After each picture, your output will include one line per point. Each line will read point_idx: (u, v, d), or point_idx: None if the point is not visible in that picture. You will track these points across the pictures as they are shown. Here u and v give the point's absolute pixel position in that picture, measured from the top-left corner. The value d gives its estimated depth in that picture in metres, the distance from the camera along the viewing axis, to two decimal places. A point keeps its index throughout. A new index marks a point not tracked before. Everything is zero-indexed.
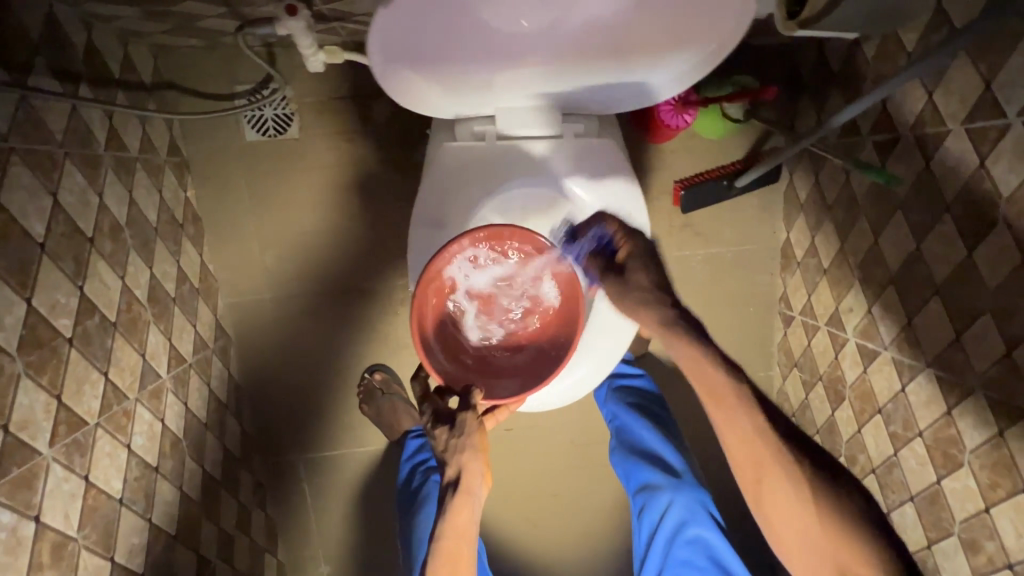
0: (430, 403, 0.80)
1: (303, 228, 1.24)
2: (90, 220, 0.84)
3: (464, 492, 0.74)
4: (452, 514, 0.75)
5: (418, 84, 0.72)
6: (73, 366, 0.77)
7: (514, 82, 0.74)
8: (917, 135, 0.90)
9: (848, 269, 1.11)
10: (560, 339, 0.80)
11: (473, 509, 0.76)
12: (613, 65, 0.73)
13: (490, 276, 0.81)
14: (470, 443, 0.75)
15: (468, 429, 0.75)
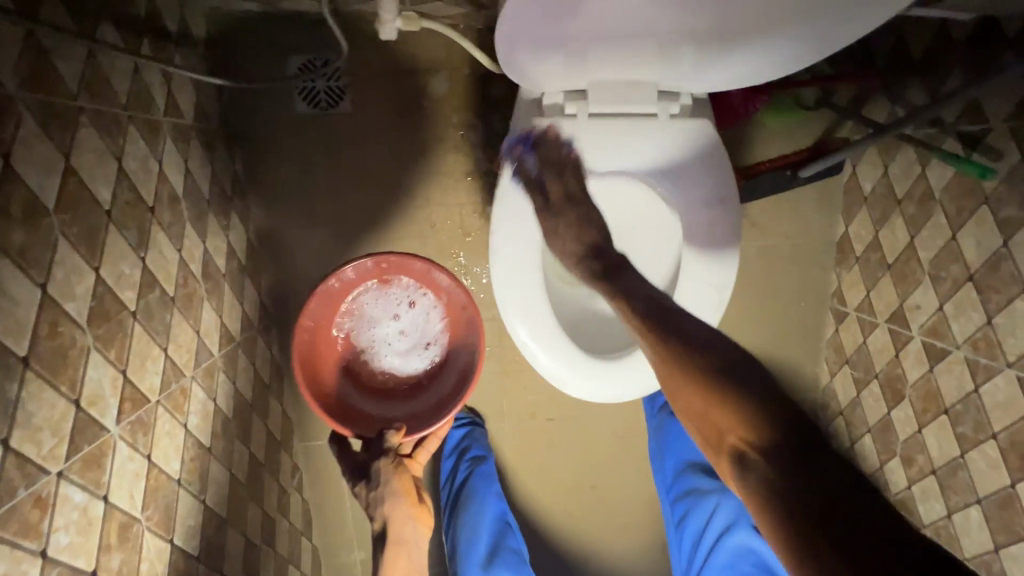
0: (352, 463, 0.94)
1: (350, 206, 1.20)
2: (151, 189, 0.80)
3: (393, 541, 0.87)
4: (388, 564, 0.87)
5: (519, 55, 0.70)
6: (137, 340, 0.74)
7: (625, 56, 0.71)
8: (1014, 127, 0.86)
9: (917, 265, 1.07)
10: (459, 358, 1.01)
11: (408, 553, 0.88)
12: (735, 44, 0.70)
13: (386, 326, 1.04)
14: (392, 496, 0.88)
15: (384, 476, 0.89)
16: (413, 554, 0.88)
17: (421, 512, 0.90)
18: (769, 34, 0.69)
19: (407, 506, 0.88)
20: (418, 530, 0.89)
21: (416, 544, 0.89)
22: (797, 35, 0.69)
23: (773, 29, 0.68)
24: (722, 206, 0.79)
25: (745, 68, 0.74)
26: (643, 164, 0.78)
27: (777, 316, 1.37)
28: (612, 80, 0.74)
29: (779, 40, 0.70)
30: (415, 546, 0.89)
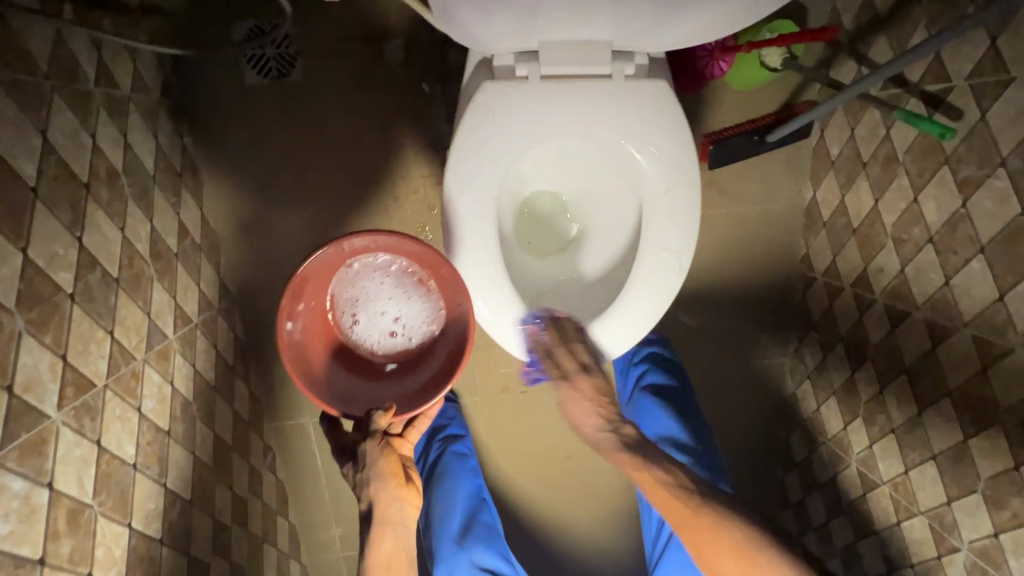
0: (335, 440, 0.85)
1: (309, 181, 1.16)
2: (85, 164, 0.76)
3: (380, 520, 0.80)
4: (374, 545, 0.80)
5: (464, 15, 0.67)
6: (77, 324, 0.71)
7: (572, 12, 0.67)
8: (973, 85, 0.85)
9: (881, 228, 1.08)
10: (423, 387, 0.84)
11: (395, 532, 0.82)
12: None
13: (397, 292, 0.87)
14: (379, 479, 0.80)
15: (371, 459, 0.80)
16: (399, 532, 0.83)
17: (409, 493, 0.83)
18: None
19: (394, 487, 0.81)
20: (404, 510, 0.83)
21: (402, 525, 0.83)
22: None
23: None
24: (680, 169, 0.77)
25: (705, 21, 0.71)
26: (603, 127, 0.76)
27: (747, 283, 1.37)
28: (565, 39, 0.71)
29: None
30: (401, 526, 0.83)
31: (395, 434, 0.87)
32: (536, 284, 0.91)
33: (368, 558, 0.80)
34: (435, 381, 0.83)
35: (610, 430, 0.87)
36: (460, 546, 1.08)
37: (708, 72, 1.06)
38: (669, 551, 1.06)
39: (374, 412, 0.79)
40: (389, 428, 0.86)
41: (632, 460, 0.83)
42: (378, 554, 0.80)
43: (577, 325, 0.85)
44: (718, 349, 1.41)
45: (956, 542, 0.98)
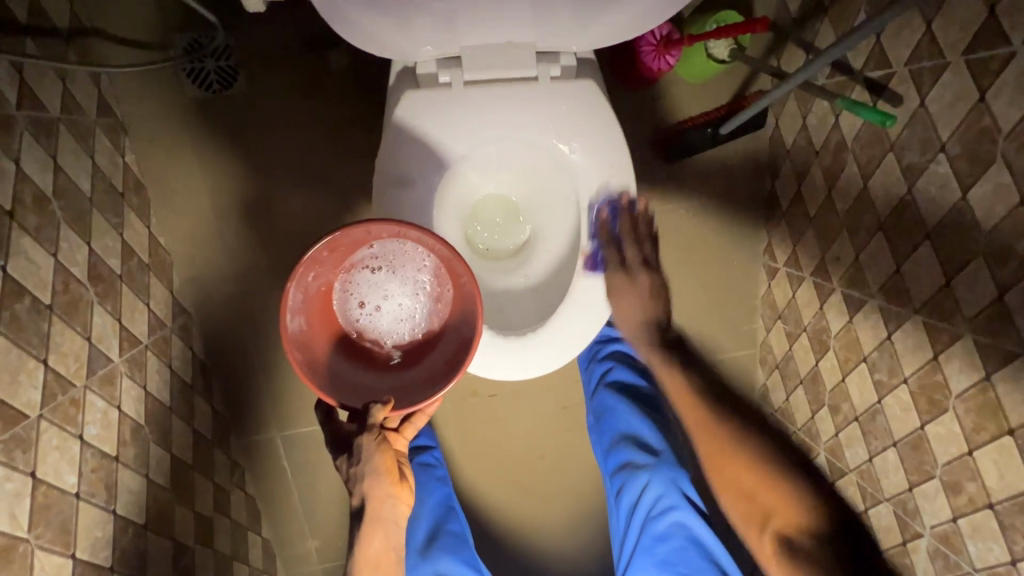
0: (333, 429, 0.83)
1: (260, 193, 1.14)
2: (8, 191, 0.74)
3: (371, 518, 0.79)
4: (363, 542, 0.79)
5: (376, 25, 0.65)
6: (4, 355, 0.69)
7: (486, 18, 0.66)
8: (912, 70, 0.85)
9: (835, 217, 1.07)
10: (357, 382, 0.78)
11: (387, 531, 0.81)
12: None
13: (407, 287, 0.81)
14: (373, 474, 0.78)
15: (366, 454, 0.77)
16: (390, 530, 0.81)
17: (402, 492, 0.81)
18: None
19: (388, 484, 0.79)
20: (398, 508, 0.81)
21: (394, 523, 0.81)
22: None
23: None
24: (613, 169, 0.78)
25: (626, 19, 0.69)
26: (533, 130, 0.76)
27: (713, 275, 1.37)
28: (484, 44, 0.70)
29: None
30: (394, 523, 0.81)
31: (390, 430, 0.82)
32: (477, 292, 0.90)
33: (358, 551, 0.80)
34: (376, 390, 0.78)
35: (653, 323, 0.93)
36: (424, 558, 1.08)
37: (656, 67, 1.06)
38: (635, 557, 1.05)
39: (370, 406, 0.73)
40: (384, 422, 0.83)
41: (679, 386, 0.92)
42: (367, 548, 0.79)
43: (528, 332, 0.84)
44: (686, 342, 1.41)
45: (920, 528, 0.98)
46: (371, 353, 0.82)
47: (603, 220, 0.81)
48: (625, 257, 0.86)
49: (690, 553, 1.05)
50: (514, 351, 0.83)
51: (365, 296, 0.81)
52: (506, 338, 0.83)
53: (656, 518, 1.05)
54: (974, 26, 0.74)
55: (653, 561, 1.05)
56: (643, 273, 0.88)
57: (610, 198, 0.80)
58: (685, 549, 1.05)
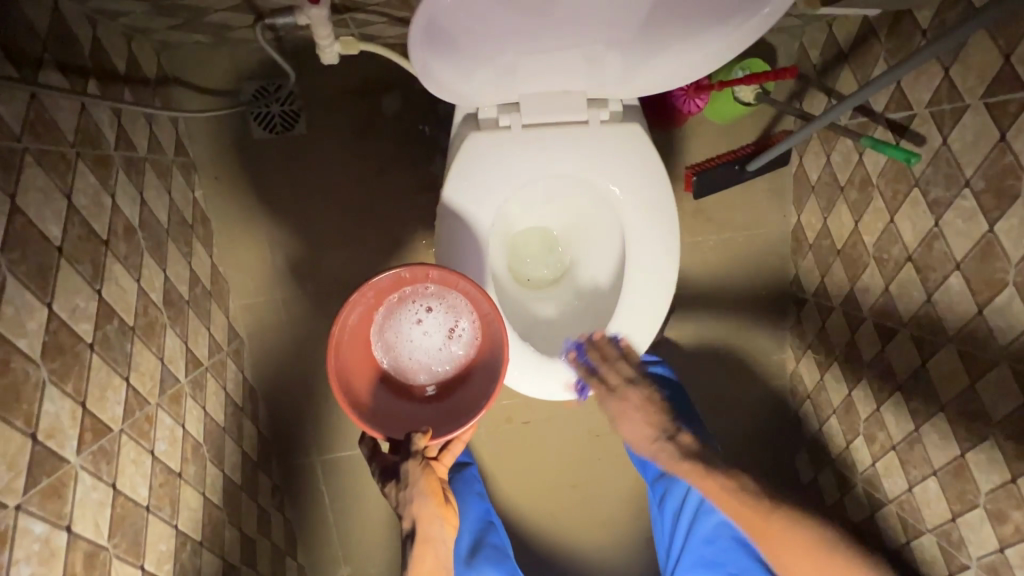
0: (379, 461, 0.83)
1: (313, 225, 1.22)
2: (105, 223, 0.82)
3: (421, 541, 0.78)
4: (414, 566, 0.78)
5: (450, 80, 0.72)
6: (96, 371, 0.75)
7: (546, 73, 0.74)
8: (933, 112, 0.91)
9: (863, 249, 1.12)
10: (355, 355, 0.79)
11: (437, 553, 0.79)
12: (644, 53, 0.73)
13: (441, 336, 0.84)
14: (420, 495, 0.77)
15: (413, 477, 0.76)
16: (441, 551, 0.79)
17: (447, 511, 0.80)
18: (688, 39, 0.71)
19: (435, 505, 0.78)
20: (445, 528, 0.80)
21: (442, 541, 0.80)
22: (716, 39, 0.71)
23: (694, 35, 0.71)
24: (658, 206, 0.85)
25: (670, 73, 0.77)
26: (588, 172, 0.82)
27: (740, 305, 1.40)
28: (543, 92, 0.77)
29: (687, 50, 0.73)
30: (442, 544, 0.80)
31: (431, 458, 0.83)
32: (522, 314, 0.95)
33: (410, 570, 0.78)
34: (361, 374, 0.80)
35: (667, 437, 0.86)
36: (468, 566, 1.08)
37: (686, 109, 1.15)
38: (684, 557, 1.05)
39: (413, 434, 0.75)
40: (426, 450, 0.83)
41: (692, 468, 0.81)
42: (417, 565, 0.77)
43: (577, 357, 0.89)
44: (714, 372, 1.43)
45: (966, 559, 0.97)
46: (380, 346, 0.83)
47: (585, 362, 0.89)
48: (613, 386, 0.88)
49: (738, 552, 1.03)
50: (562, 374, 0.87)
51: (421, 311, 0.83)
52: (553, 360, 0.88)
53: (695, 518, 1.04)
54: (991, 72, 0.80)
55: (700, 560, 1.05)
56: (630, 390, 0.89)
57: (581, 345, 0.90)
58: (732, 549, 1.03)
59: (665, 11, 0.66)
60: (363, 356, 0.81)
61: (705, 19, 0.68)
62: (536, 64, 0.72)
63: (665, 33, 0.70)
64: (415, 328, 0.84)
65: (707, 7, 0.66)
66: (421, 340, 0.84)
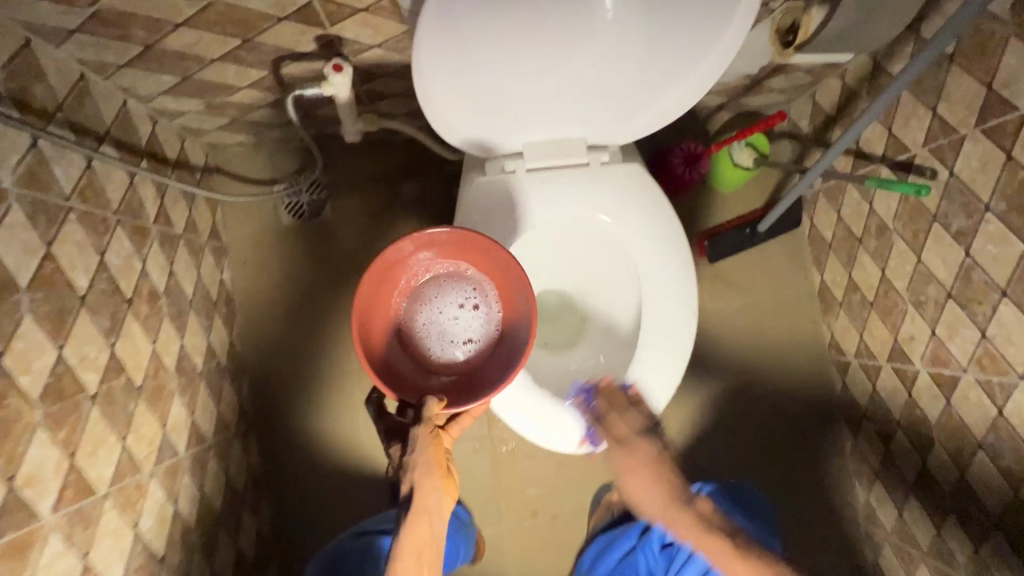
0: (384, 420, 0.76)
1: (335, 302, 1.25)
2: (131, 284, 0.85)
3: (417, 512, 0.67)
4: (409, 529, 0.66)
5: (441, 106, 0.74)
6: (92, 425, 0.72)
7: (544, 110, 0.78)
8: (932, 148, 0.92)
9: (898, 296, 1.06)
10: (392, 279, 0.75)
11: (434, 527, 0.68)
12: (633, 84, 0.76)
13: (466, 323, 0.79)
14: (421, 466, 0.67)
15: (421, 442, 0.67)
16: (437, 526, 0.68)
17: (447, 487, 0.70)
18: (669, 70, 0.74)
19: (438, 480, 0.68)
20: (445, 502, 0.69)
21: (438, 518, 0.68)
22: (691, 74, 0.74)
23: (675, 67, 0.73)
24: (667, 238, 0.83)
25: (663, 105, 0.78)
26: (579, 202, 0.82)
27: (777, 375, 1.30)
28: (543, 138, 0.82)
29: (673, 77, 0.75)
30: (438, 520, 0.68)
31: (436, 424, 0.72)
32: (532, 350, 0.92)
33: (399, 549, 0.66)
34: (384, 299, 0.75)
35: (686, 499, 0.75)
36: None
37: (689, 176, 1.20)
38: None
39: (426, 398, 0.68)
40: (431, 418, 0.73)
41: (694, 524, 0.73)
42: (410, 541, 0.66)
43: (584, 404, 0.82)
44: (763, 453, 1.28)
45: None
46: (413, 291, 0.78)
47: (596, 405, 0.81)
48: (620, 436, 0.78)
49: None
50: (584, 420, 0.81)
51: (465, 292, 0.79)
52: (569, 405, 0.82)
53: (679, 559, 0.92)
54: (978, 102, 0.83)
55: None
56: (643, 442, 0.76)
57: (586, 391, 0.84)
58: None
59: (639, 38, 0.70)
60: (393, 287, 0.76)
61: (678, 49, 0.71)
62: (523, 91, 0.75)
63: (642, 65, 0.74)
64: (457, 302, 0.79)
65: (677, 35, 0.70)
66: (451, 315, 0.79)
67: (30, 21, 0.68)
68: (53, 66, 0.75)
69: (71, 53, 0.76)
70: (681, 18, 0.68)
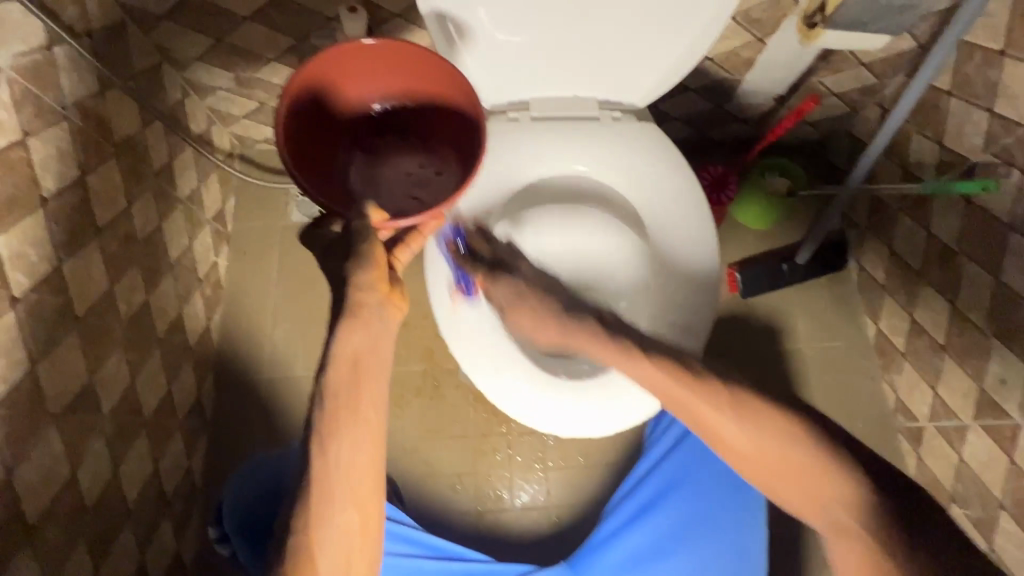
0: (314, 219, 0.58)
1: (328, 303, 1.16)
2: (108, 215, 0.81)
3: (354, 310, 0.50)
4: (345, 331, 0.50)
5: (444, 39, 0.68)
6: (1, 330, 0.62)
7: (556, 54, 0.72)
8: (997, 151, 0.82)
9: (977, 333, 0.88)
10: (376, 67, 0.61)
11: (378, 330, 0.51)
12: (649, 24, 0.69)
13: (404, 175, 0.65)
14: (357, 264, 0.51)
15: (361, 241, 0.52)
16: (377, 330, 0.51)
17: (393, 296, 0.53)
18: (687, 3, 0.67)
19: (377, 285, 0.51)
20: (389, 310, 0.53)
21: (383, 330, 0.52)
22: (688, 27, 0.69)
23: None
24: (678, 198, 0.76)
25: (683, 47, 0.71)
26: (560, 154, 0.76)
27: None
28: (554, 92, 0.76)
29: (693, 11, 0.67)
30: (381, 323, 0.52)
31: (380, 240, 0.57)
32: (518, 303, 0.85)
33: (331, 364, 0.50)
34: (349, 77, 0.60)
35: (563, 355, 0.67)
36: None
37: (716, 198, 1.10)
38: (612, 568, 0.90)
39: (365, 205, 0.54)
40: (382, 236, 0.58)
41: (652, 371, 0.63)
42: (345, 351, 0.50)
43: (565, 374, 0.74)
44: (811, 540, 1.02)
45: None
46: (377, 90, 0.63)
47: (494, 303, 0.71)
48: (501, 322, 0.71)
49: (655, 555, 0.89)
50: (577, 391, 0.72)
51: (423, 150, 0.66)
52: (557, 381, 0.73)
53: (654, 487, 0.92)
54: None
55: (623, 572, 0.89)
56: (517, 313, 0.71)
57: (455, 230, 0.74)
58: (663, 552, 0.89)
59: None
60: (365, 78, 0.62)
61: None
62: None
63: (639, 1, 0.67)
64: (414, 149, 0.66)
65: None
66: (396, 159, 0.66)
67: None
68: None
69: None
70: None
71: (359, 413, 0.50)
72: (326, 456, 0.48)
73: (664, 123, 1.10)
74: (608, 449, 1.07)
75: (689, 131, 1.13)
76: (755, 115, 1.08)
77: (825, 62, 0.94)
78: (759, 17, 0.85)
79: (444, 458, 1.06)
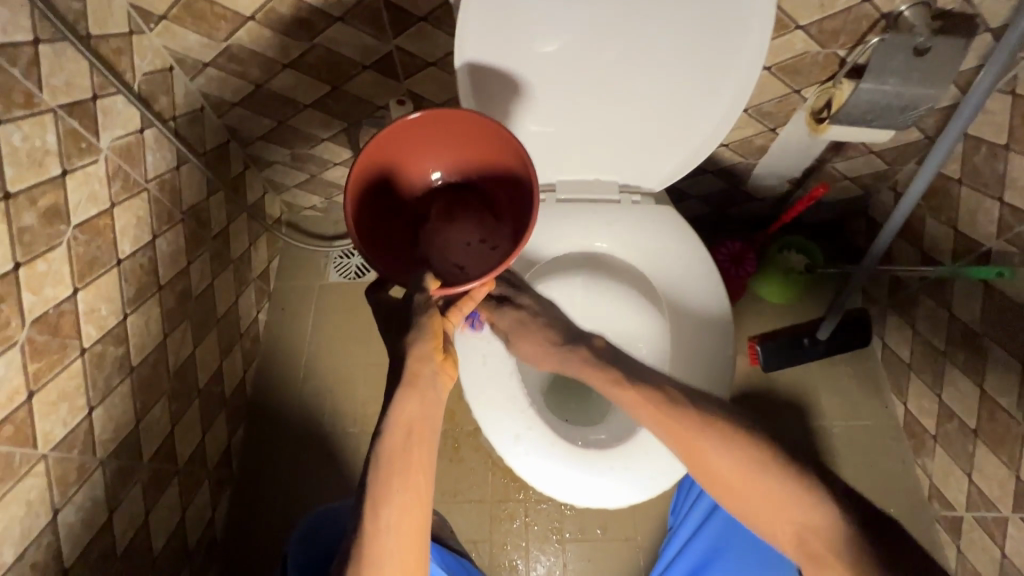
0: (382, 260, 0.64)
1: (357, 361, 1.21)
2: (170, 274, 0.89)
3: (410, 382, 0.55)
4: (401, 401, 0.55)
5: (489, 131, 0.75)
6: (68, 377, 0.69)
7: (585, 144, 0.79)
8: (1010, 239, 0.84)
9: (1008, 418, 0.85)
10: (452, 139, 0.67)
11: (431, 403, 0.56)
12: (666, 120, 0.76)
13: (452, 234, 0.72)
14: (417, 337, 0.57)
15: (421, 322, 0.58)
16: (430, 400, 0.56)
17: (445, 365, 0.59)
18: (696, 106, 0.74)
19: (432, 355, 0.57)
20: (440, 381, 0.58)
21: (436, 400, 0.57)
22: (699, 126, 0.76)
23: (703, 102, 0.73)
24: (696, 274, 0.82)
25: (696, 141, 0.77)
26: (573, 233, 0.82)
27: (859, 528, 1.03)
28: (578, 177, 0.83)
29: (702, 111, 0.74)
30: (434, 395, 0.57)
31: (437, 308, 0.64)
32: (545, 364, 0.93)
33: (387, 433, 0.55)
34: (430, 139, 0.67)
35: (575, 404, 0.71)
36: None
37: (735, 274, 1.13)
38: None
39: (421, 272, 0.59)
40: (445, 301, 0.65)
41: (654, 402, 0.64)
42: (400, 421, 0.55)
43: (590, 444, 0.76)
44: None
45: None
46: (447, 157, 0.70)
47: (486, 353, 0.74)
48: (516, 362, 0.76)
49: None
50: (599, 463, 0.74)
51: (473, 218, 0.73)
52: (571, 447, 0.74)
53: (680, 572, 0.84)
54: None
55: None
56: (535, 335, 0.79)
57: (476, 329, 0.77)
58: None
59: (661, 74, 0.71)
60: (442, 144, 0.68)
61: (688, 99, 0.73)
62: (547, 79, 0.71)
63: (657, 101, 0.74)
64: (463, 212, 0.73)
65: (695, 79, 0.71)
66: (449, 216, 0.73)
67: (177, 51, 0.87)
68: (182, 91, 0.91)
69: (200, 87, 0.93)
70: (699, 49, 0.68)
71: (410, 479, 0.54)
72: (377, 521, 0.51)
73: (684, 200, 1.17)
74: (626, 522, 1.05)
75: (707, 208, 1.19)
76: (772, 195, 1.13)
77: (836, 150, 0.99)
78: (770, 111, 0.92)
79: (461, 522, 1.05)
